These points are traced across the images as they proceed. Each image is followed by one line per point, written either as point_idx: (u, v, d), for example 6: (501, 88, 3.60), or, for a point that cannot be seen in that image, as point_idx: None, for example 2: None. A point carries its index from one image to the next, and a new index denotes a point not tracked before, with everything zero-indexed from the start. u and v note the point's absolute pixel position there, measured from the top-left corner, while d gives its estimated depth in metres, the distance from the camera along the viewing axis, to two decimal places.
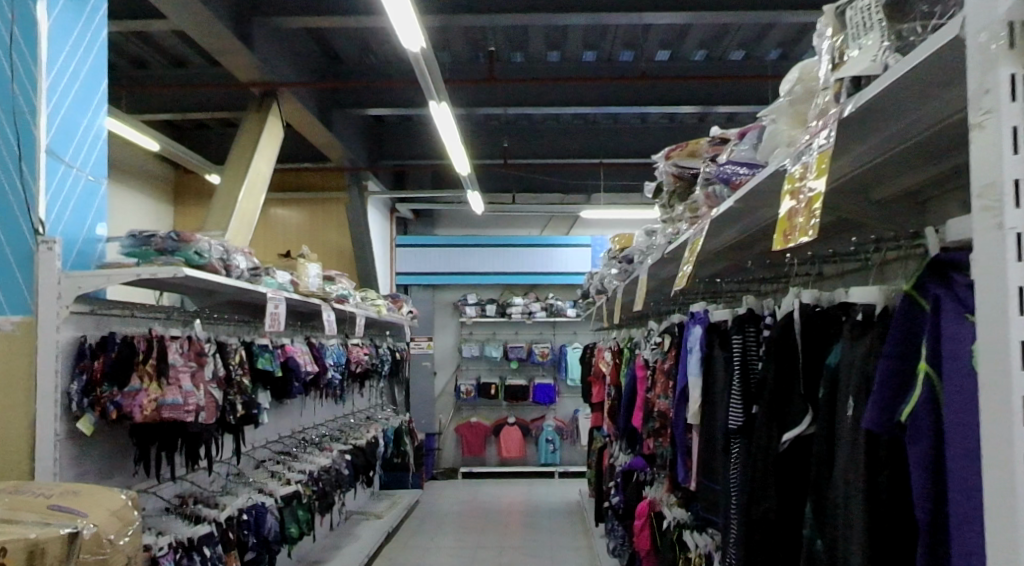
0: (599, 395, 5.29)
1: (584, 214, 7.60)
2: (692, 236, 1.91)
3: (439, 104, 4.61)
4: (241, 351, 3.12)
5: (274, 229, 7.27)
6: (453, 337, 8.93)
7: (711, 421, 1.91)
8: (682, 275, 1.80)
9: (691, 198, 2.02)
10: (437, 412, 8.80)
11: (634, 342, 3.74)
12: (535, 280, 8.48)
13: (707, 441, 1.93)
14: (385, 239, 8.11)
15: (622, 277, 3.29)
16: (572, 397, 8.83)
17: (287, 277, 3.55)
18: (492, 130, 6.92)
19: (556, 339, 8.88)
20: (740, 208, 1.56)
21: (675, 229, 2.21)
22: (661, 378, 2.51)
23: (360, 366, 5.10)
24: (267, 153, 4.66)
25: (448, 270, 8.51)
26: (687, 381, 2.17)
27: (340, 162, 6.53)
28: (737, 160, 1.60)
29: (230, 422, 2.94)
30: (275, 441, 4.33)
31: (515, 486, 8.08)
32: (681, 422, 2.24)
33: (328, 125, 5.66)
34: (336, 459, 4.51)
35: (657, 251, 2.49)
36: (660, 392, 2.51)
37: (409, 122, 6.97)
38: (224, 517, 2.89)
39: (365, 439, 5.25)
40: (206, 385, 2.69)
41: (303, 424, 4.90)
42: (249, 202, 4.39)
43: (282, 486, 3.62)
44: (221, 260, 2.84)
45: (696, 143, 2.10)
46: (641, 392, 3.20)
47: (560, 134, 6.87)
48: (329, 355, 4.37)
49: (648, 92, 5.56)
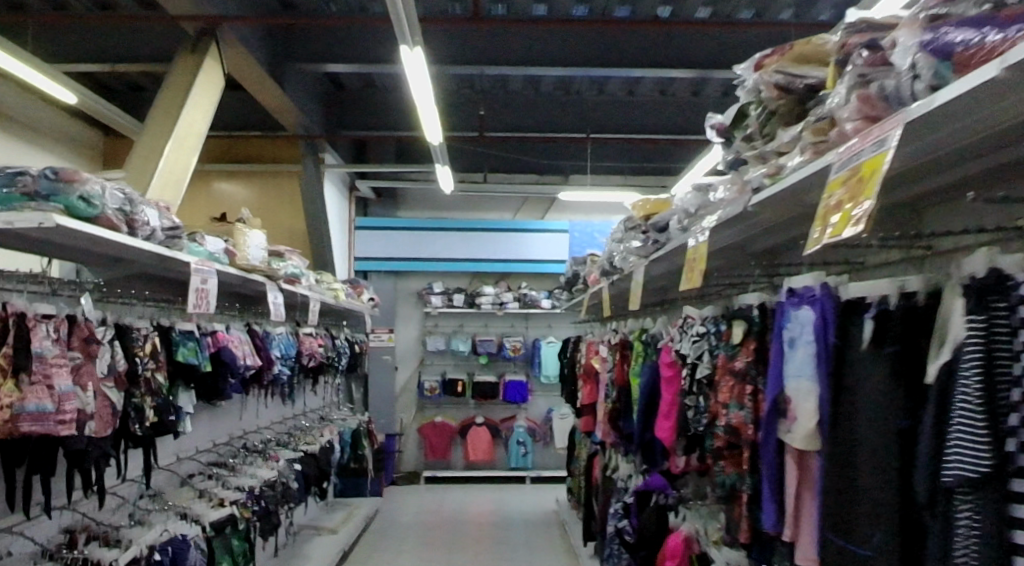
0: (592, 394, 4.64)
1: (563, 196, 6.92)
2: (825, 163, 1.25)
3: (412, 49, 3.89)
4: (154, 339, 2.35)
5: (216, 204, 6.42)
6: (416, 329, 8.18)
7: (855, 446, 1.24)
8: (832, 220, 1.11)
9: (820, 115, 1.35)
10: (397, 411, 8.06)
11: (653, 335, 3.06)
12: (508, 268, 7.80)
13: (846, 478, 1.26)
14: (343, 220, 7.34)
15: (646, 253, 2.65)
16: (546, 396, 8.18)
17: (220, 245, 2.78)
18: (465, 100, 6.28)
19: (528, 332, 8.22)
20: (978, 100, 0.91)
21: (767, 167, 1.56)
22: (726, 381, 1.85)
23: (313, 360, 4.33)
24: (203, 102, 3.81)
25: (413, 256, 7.79)
26: (789, 389, 1.52)
27: (292, 128, 5.76)
28: (970, 21, 0.96)
29: (137, 434, 2.18)
30: (205, 449, 3.57)
31: (482, 492, 7.40)
32: (770, 445, 1.61)
33: (280, 81, 4.90)
34: (282, 470, 3.76)
35: (725, 204, 1.83)
36: (721, 401, 1.85)
37: (371, 88, 6.22)
38: (128, 560, 2.12)
39: (318, 444, 4.51)
40: (96, 384, 1.97)
41: (243, 428, 4.13)
42: (181, 156, 3.53)
43: (211, 511, 2.85)
44: (122, 212, 2.05)
45: (805, 43, 1.47)
46: (671, 394, 2.57)
47: (538, 104, 6.36)
48: (276, 346, 3.62)
49: (652, 49, 4.82)
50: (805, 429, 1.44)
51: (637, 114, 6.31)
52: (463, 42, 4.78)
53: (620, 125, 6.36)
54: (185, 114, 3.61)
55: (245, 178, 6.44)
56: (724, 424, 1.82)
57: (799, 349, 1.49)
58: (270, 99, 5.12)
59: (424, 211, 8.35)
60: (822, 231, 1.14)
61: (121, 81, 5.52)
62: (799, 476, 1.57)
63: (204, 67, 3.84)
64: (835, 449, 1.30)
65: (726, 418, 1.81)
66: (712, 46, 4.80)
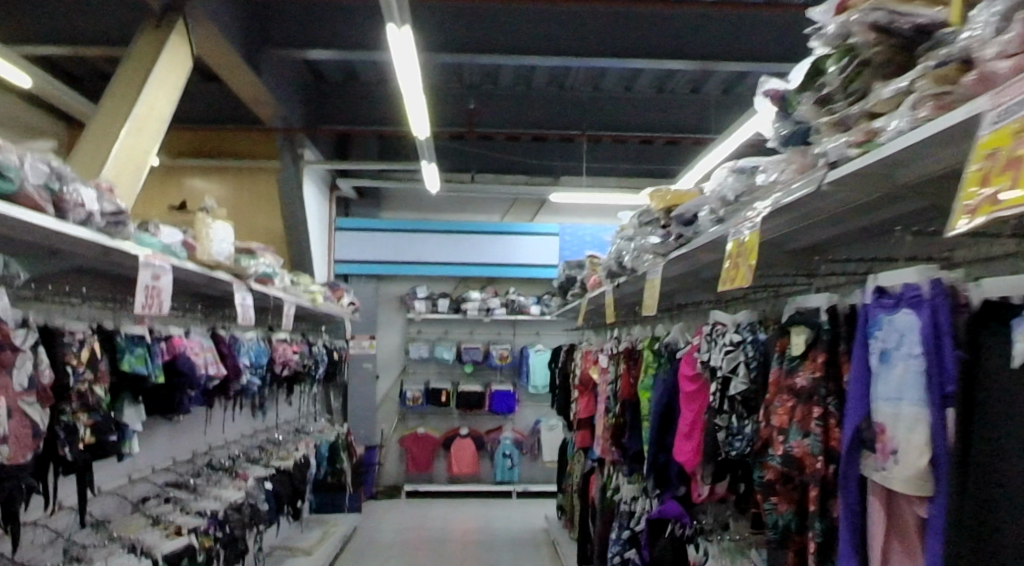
0: (589, 407, 4.30)
1: (555, 198, 6.60)
2: (963, 113, 0.93)
3: (400, 29, 3.55)
4: (94, 344, 1.99)
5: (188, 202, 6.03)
6: (399, 335, 7.80)
7: (1011, 501, 0.91)
8: (1008, 176, 0.78)
9: (943, 59, 1.03)
10: (378, 421, 7.68)
11: (668, 344, 2.74)
12: (495, 273, 7.47)
13: (997, 542, 0.93)
14: (323, 221, 6.97)
15: (667, 248, 2.33)
16: (533, 406, 7.85)
17: (179, 237, 2.40)
18: (454, 93, 5.95)
19: (515, 340, 7.88)
20: None
21: (852, 134, 1.24)
22: (784, 401, 1.52)
23: (287, 368, 3.96)
24: (167, 82, 3.42)
25: (396, 259, 7.43)
26: (885, 414, 1.19)
27: (269, 120, 5.40)
28: None
29: (67, 459, 1.82)
30: (163, 468, 3.18)
31: (467, 507, 7.04)
32: (849, 485, 1.30)
33: (255, 67, 4.54)
34: (251, 490, 3.38)
35: (784, 188, 1.52)
36: (774, 423, 1.53)
37: (354, 80, 5.88)
38: None
39: (292, 460, 4.14)
40: (12, 399, 1.61)
41: (208, 443, 3.75)
42: (140, 141, 3.15)
43: (167, 540, 2.48)
44: (47, 189, 1.68)
45: None
46: (696, 414, 2.28)
47: (529, 100, 6.02)
48: (245, 353, 3.25)
49: (658, 37, 4.49)
50: (912, 467, 1.12)
51: (633, 113, 6.04)
52: (454, 27, 4.44)
53: (617, 123, 6.05)
54: (147, 93, 3.22)
55: (219, 175, 6.05)
56: (780, 453, 1.49)
57: (896, 363, 1.18)
58: (245, 87, 4.76)
59: (408, 212, 7.99)
60: (996, 197, 0.80)
61: (83, 67, 5.14)
62: (888, 524, 1.25)
63: (169, 44, 3.46)
64: (965, 497, 0.98)
65: (782, 447, 1.49)
66: (720, 36, 4.49)
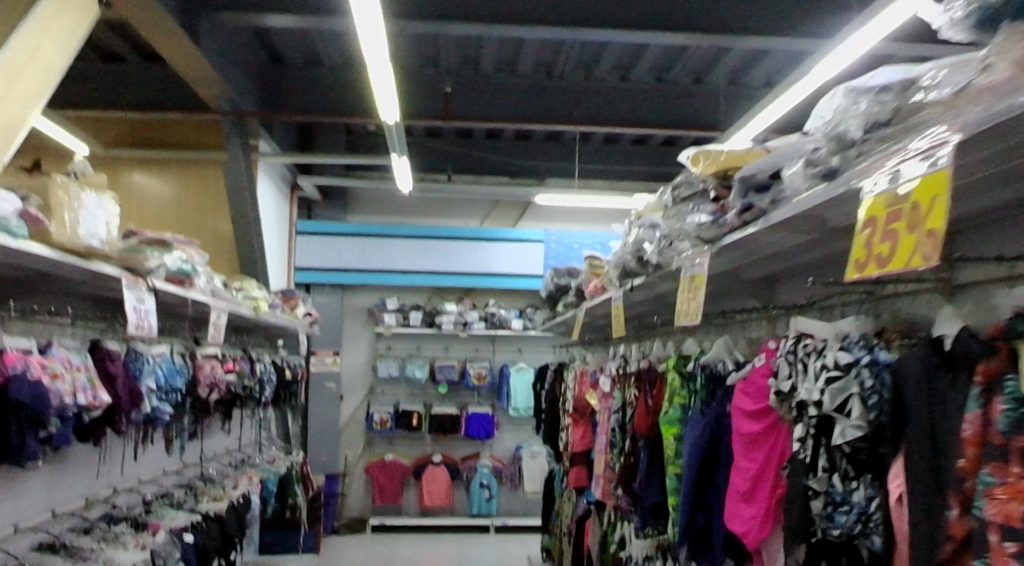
0: (584, 439, 3.60)
1: (540, 198, 5.90)
2: None
3: None
4: None
5: (134, 200, 5.28)
6: (366, 352, 7.04)
7: None
8: None
9: None
10: (340, 447, 6.89)
11: (707, 366, 2.06)
12: (474, 283, 6.75)
13: None
14: (282, 223, 6.22)
15: (720, 224, 1.66)
16: (514, 430, 7.12)
17: (17, 206, 1.61)
18: (429, 77, 5.27)
19: (495, 358, 7.16)
20: None
21: None
22: (1011, 475, 0.85)
23: (217, 389, 3.18)
24: (57, 24, 2.63)
25: (362, 267, 6.69)
26: None
27: (213, 101, 4.64)
28: None
29: None
30: (30, 527, 2.39)
31: (439, 544, 6.26)
32: None
33: (192, 34, 3.82)
34: (160, 548, 2.59)
35: (998, 87, 0.86)
36: (989, 521, 0.86)
37: (316, 59, 5.17)
38: None
39: (228, 500, 3.35)
40: None
41: (108, 487, 2.97)
42: (15, 91, 2.38)
43: None
44: None
45: None
46: (767, 465, 1.61)
47: (516, 88, 5.33)
48: (151, 373, 2.50)
49: (666, 7, 3.82)
50: None
51: (630, 106, 5.39)
52: None
53: (613, 115, 5.37)
54: (26, 30, 2.44)
55: (162, 170, 5.30)
56: None
57: None
58: (182, 61, 4.05)
59: (378, 216, 7.26)
60: None
61: None
62: None
63: None
64: None
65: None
66: (742, 9, 3.84)
